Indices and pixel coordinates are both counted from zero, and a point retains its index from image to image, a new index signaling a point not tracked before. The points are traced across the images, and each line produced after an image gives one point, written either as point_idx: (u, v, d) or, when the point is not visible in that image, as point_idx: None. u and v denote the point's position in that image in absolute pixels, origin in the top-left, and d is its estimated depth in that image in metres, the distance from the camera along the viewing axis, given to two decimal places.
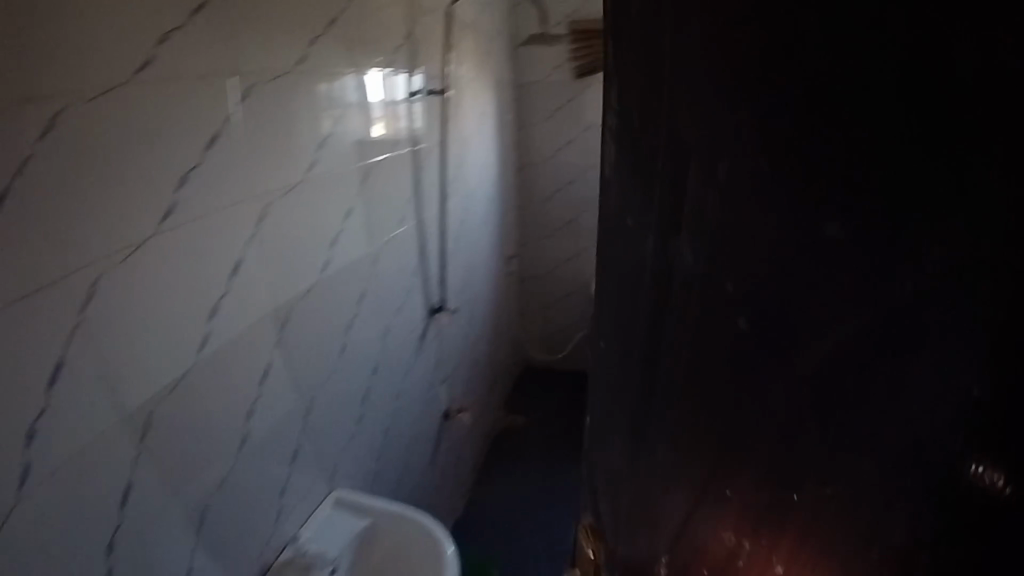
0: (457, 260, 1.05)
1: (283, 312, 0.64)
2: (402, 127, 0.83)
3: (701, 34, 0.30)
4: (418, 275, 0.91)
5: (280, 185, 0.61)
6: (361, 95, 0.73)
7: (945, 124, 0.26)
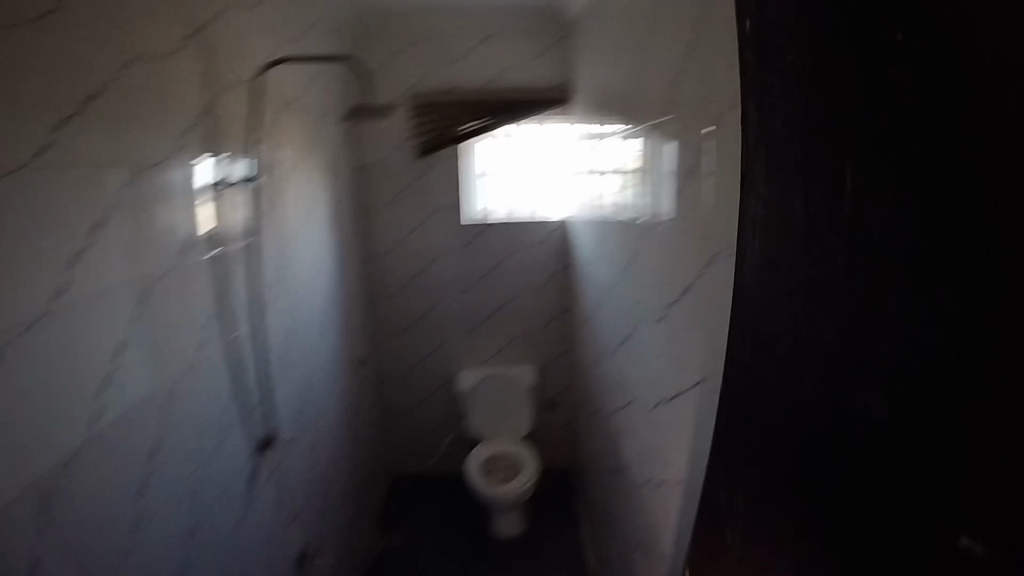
0: (287, 376, 0.90)
1: (48, 487, 0.47)
2: (202, 219, 0.70)
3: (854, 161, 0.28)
4: (235, 403, 0.76)
5: (23, 315, 0.45)
6: (146, 181, 0.60)
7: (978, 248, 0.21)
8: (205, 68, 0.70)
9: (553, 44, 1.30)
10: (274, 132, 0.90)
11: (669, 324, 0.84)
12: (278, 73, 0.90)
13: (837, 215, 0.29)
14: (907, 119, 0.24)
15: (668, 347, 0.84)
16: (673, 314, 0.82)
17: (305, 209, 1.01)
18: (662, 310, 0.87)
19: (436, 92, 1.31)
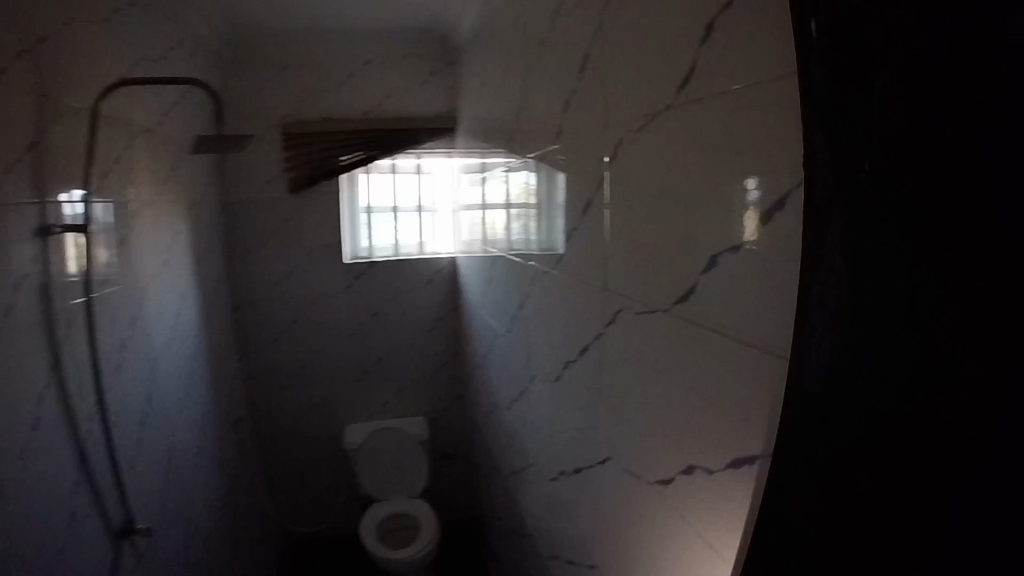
0: (148, 436, 0.80)
1: None
2: (37, 266, 0.59)
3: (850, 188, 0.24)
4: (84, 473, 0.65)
5: None
6: None
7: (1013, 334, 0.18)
8: (39, 88, 0.61)
9: (438, 70, 1.22)
10: (130, 160, 0.80)
11: (571, 385, 0.79)
12: (129, 100, 0.80)
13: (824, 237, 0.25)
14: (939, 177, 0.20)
15: (570, 414, 0.79)
16: (575, 377, 0.78)
17: (165, 247, 0.91)
18: (564, 365, 0.82)
19: (314, 120, 1.20)
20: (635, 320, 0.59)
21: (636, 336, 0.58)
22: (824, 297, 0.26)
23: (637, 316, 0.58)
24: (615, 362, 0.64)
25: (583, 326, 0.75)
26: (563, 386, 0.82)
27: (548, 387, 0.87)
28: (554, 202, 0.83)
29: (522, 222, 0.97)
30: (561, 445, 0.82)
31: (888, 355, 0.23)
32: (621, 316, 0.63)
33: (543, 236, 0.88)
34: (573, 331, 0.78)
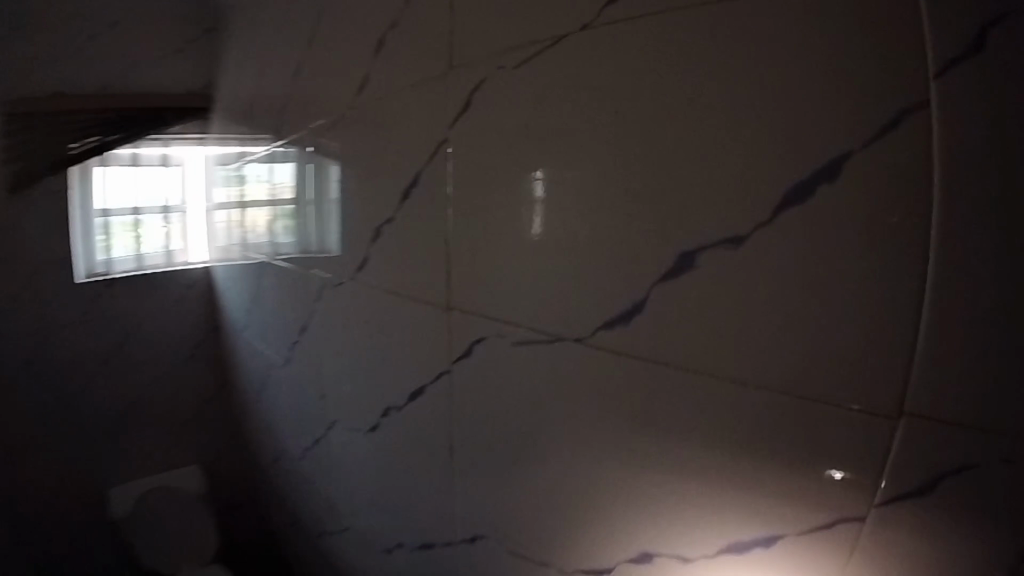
0: None
1: None
2: None
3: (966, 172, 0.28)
4: None
5: None
6: None
7: None
8: None
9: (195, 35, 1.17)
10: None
11: (391, 450, 0.68)
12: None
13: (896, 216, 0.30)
14: None
15: (398, 484, 0.68)
16: (394, 438, 0.67)
17: None
18: (379, 414, 0.69)
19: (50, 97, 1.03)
20: (514, 369, 0.52)
21: (518, 386, 0.51)
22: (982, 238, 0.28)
23: (514, 361, 0.51)
24: (474, 422, 0.56)
25: (397, 371, 0.65)
26: (377, 448, 0.70)
27: (355, 445, 0.74)
28: (326, 202, 0.75)
29: (283, 228, 0.85)
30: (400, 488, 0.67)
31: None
32: (487, 345, 0.53)
33: (314, 242, 0.78)
34: (380, 376, 0.68)
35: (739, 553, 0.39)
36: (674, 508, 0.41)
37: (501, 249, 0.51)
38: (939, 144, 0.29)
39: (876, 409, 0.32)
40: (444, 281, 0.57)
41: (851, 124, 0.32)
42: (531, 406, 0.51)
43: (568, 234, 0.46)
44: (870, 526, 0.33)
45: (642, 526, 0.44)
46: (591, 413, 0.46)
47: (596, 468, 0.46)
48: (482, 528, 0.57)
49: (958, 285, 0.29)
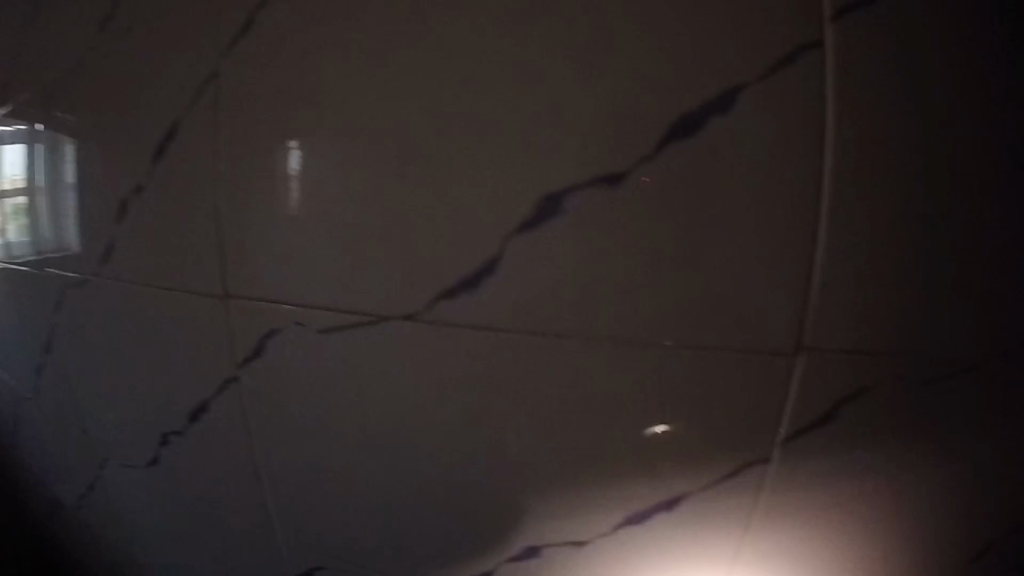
0: None
1: None
2: None
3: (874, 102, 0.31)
4: None
5: None
6: None
7: None
8: None
9: None
10: None
11: (173, 498, 0.55)
12: None
13: (807, 147, 0.31)
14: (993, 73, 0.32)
15: (192, 536, 0.55)
16: (175, 483, 0.54)
17: None
18: (153, 444, 0.53)
19: None
20: (317, 380, 0.43)
21: (326, 397, 0.43)
22: (895, 148, 0.32)
23: (315, 369, 0.42)
24: (277, 448, 0.46)
25: (160, 396, 0.51)
26: (152, 496, 0.57)
27: (123, 499, 0.60)
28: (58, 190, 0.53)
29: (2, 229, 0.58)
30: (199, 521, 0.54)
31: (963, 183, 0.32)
32: (283, 336, 0.42)
33: (44, 245, 0.55)
34: (135, 408, 0.53)
35: (641, 521, 0.38)
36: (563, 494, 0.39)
37: (277, 230, 0.41)
38: (840, 79, 0.31)
39: (769, 344, 0.33)
40: (205, 271, 0.44)
41: (750, 58, 0.31)
42: (347, 417, 0.42)
43: (383, 197, 0.37)
44: (772, 466, 0.35)
45: (525, 525, 0.40)
46: (435, 416, 0.40)
47: (452, 478, 0.41)
48: (319, 563, 0.49)
49: (859, 209, 0.32)
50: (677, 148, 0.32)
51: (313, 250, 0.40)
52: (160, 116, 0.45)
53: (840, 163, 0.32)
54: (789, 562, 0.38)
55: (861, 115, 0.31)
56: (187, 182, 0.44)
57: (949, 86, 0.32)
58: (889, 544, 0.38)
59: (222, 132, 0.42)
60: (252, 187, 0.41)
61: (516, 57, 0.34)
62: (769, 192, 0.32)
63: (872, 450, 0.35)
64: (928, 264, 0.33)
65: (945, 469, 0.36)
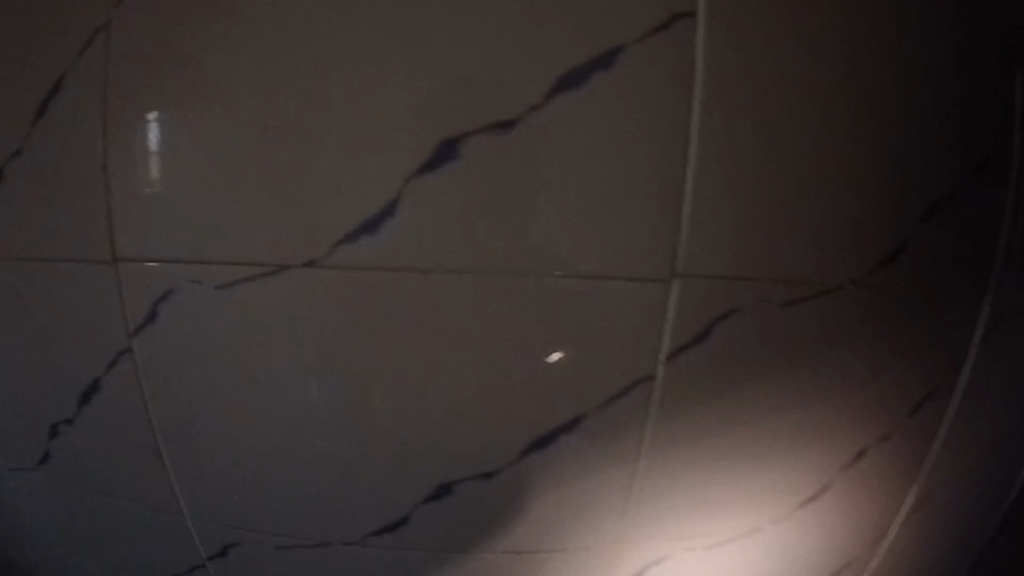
0: None
1: None
2: None
3: (731, 61, 0.40)
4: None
5: None
6: None
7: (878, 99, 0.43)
8: None
9: None
10: None
11: (70, 491, 0.54)
12: None
13: (678, 98, 0.40)
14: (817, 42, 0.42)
15: (94, 526, 0.55)
16: (69, 475, 0.53)
17: None
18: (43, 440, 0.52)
19: None
20: (213, 352, 0.44)
21: (225, 368, 0.44)
22: (749, 97, 0.41)
23: (212, 338, 0.43)
24: (175, 425, 0.47)
25: (42, 385, 0.49)
26: (46, 492, 0.55)
27: (15, 499, 0.58)
28: None
29: None
30: (100, 510, 0.53)
31: (801, 126, 0.42)
32: (185, 294, 0.43)
33: None
34: (14, 402, 0.51)
35: (551, 447, 0.44)
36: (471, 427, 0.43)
37: (171, 200, 0.42)
38: (707, 43, 0.40)
39: (652, 262, 0.41)
40: (88, 244, 0.44)
41: (635, 27, 0.39)
42: (244, 383, 0.44)
43: (287, 156, 0.40)
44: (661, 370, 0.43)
45: (438, 465, 0.45)
46: (347, 365, 0.42)
47: (364, 421, 0.44)
48: (233, 535, 0.51)
49: (724, 146, 0.40)
50: (563, 99, 0.39)
51: (210, 215, 0.41)
52: (36, 82, 0.45)
53: (708, 109, 0.40)
54: (674, 457, 0.46)
55: (721, 72, 0.40)
56: (68, 150, 0.44)
57: (785, 52, 0.41)
58: (752, 430, 0.46)
59: (111, 97, 0.43)
60: (139, 154, 0.42)
61: (427, 24, 0.40)
62: (646, 138, 0.40)
63: (724, 355, 0.43)
64: (776, 190, 0.42)
65: (790, 362, 0.45)
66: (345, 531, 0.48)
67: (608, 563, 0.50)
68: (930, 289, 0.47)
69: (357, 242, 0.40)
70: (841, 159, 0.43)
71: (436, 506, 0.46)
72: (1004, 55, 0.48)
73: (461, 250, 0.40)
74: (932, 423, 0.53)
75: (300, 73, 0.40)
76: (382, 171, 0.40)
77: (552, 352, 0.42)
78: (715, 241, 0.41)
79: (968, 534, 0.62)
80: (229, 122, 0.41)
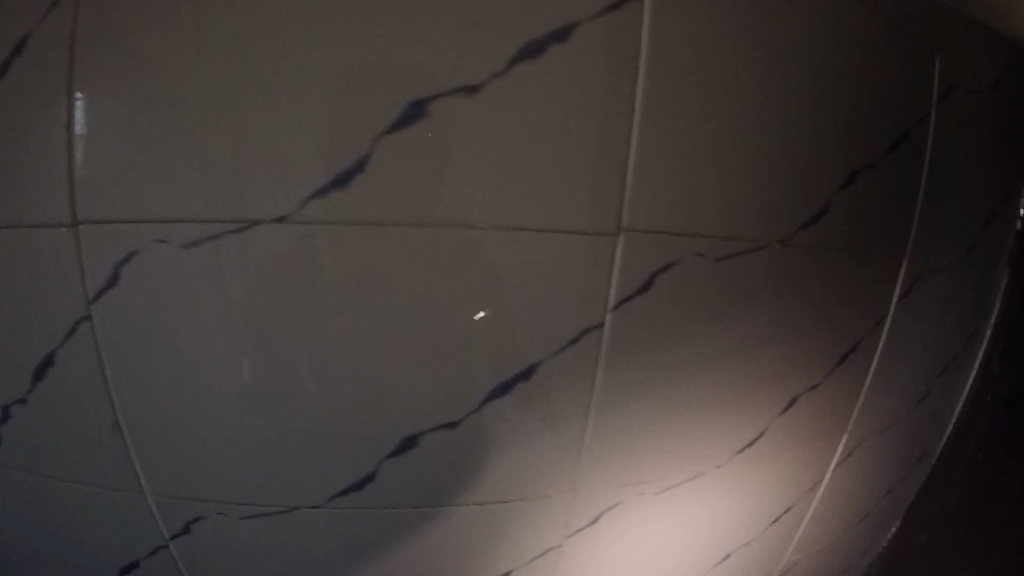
0: None
1: None
2: None
3: (673, 41, 0.45)
4: None
5: None
6: None
7: (792, 74, 0.50)
8: None
9: None
10: None
11: (24, 476, 0.55)
12: None
13: (628, 73, 0.45)
14: (743, 23, 0.48)
15: (51, 510, 0.56)
16: (22, 460, 0.54)
17: None
18: None
19: None
20: (178, 317, 0.46)
21: (188, 335, 0.46)
22: (689, 73, 0.46)
23: (176, 305, 0.45)
24: (137, 394, 0.49)
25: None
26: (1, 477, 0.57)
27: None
28: None
29: None
30: (54, 487, 0.55)
31: (729, 98, 0.48)
32: (151, 255, 0.45)
33: None
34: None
35: (509, 394, 0.49)
36: (430, 382, 0.47)
37: (135, 166, 0.44)
38: (653, 24, 0.45)
39: (606, 222, 0.46)
40: (51, 204, 0.45)
41: (587, 7, 0.44)
42: (208, 348, 0.46)
43: (255, 121, 0.43)
44: (613, 320, 0.48)
45: (401, 421, 0.48)
46: (313, 323, 0.45)
47: (332, 379, 0.47)
48: (197, 510, 0.53)
49: (667, 116, 0.46)
50: (527, 70, 0.44)
51: (177, 176, 0.44)
52: (6, 34, 0.46)
53: (653, 83, 0.45)
54: (624, 403, 0.51)
55: (665, 50, 0.45)
56: (35, 101, 0.45)
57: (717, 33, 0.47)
58: (690, 373, 0.52)
59: (67, 68, 0.44)
60: (104, 116, 0.44)
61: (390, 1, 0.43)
62: (599, 110, 0.44)
63: (660, 301, 0.49)
64: (708, 155, 0.47)
65: (722, 309, 0.51)
66: (317, 485, 0.51)
67: (563, 506, 0.55)
68: (825, 239, 0.54)
69: (325, 197, 0.43)
70: (763, 126, 0.49)
71: (400, 460, 0.50)
72: (878, 30, 0.55)
73: (424, 206, 0.44)
74: (832, 364, 0.59)
75: (266, 45, 0.43)
76: (350, 130, 0.43)
77: (477, 312, 0.46)
78: (660, 203, 0.46)
79: (863, 463, 0.70)
80: (202, 80, 0.43)
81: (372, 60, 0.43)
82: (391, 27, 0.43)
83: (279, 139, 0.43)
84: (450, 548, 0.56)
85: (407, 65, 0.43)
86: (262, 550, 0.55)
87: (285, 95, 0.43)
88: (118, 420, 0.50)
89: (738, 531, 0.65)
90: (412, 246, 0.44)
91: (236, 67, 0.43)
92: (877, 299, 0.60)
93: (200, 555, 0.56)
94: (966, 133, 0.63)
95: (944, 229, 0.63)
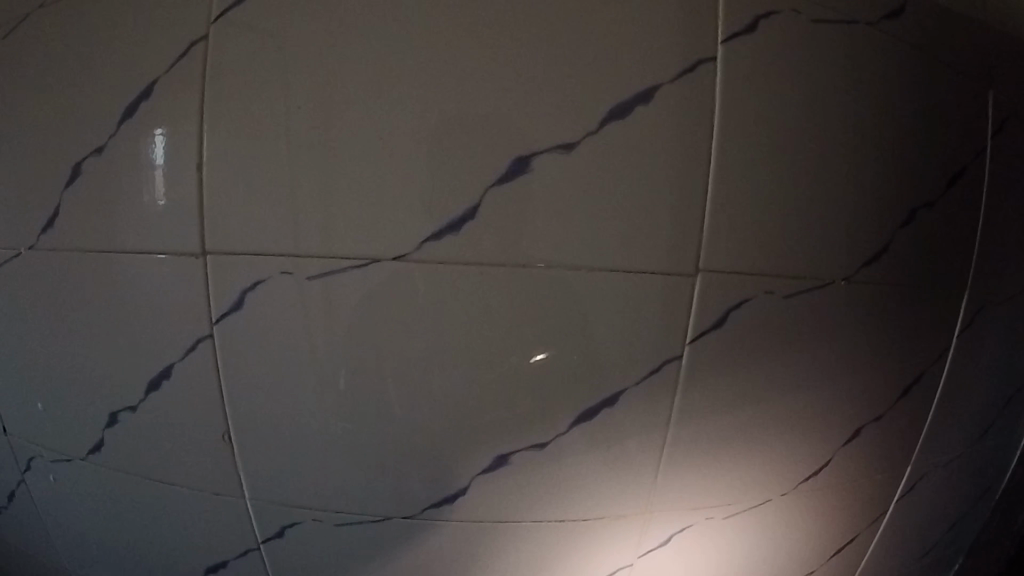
0: None
1: None
2: None
3: (744, 98, 0.49)
4: None
5: None
6: None
7: (857, 126, 0.53)
8: None
9: None
10: None
11: (129, 478, 0.61)
12: None
13: (705, 127, 0.48)
14: (810, 80, 0.51)
15: (155, 508, 0.62)
16: (127, 462, 0.60)
17: None
18: (105, 424, 0.59)
19: None
20: (290, 342, 0.50)
21: (297, 356, 0.51)
22: (760, 127, 0.50)
23: (289, 328, 0.50)
24: (249, 406, 0.53)
25: (107, 376, 0.56)
26: (107, 477, 0.62)
27: (74, 483, 0.65)
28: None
29: None
30: (160, 487, 0.60)
31: (798, 149, 0.51)
32: (269, 287, 0.49)
33: None
34: (78, 388, 0.58)
35: (591, 418, 0.52)
36: (515, 406, 0.51)
37: (253, 207, 0.48)
38: (726, 83, 0.49)
39: (685, 263, 0.49)
40: (178, 236, 0.50)
41: (665, 69, 0.48)
42: (316, 368, 0.51)
43: (363, 170, 0.47)
44: (689, 353, 0.51)
45: (491, 442, 0.52)
46: (413, 351, 0.50)
47: (429, 400, 0.51)
48: (297, 515, 0.58)
49: (741, 167, 0.49)
50: (611, 126, 0.48)
51: (299, 217, 0.48)
52: (131, 84, 0.51)
53: (727, 137, 0.49)
54: (698, 430, 0.54)
55: (737, 107, 0.49)
56: (154, 140, 0.50)
57: (785, 88, 0.51)
58: (761, 403, 0.55)
59: (188, 116, 0.49)
60: (222, 161, 0.49)
61: (484, 64, 0.47)
62: (678, 163, 0.48)
63: (735, 335, 0.52)
64: (779, 201, 0.51)
65: (791, 344, 0.54)
66: (409, 498, 0.55)
67: (638, 524, 0.58)
68: (890, 276, 0.57)
69: (437, 240, 0.48)
70: (831, 174, 0.52)
71: (490, 476, 0.54)
72: (937, 77, 0.58)
73: (518, 248, 0.48)
74: (897, 397, 0.62)
75: (373, 103, 0.47)
76: (456, 176, 0.47)
77: (542, 352, 0.50)
78: (733, 245, 0.50)
79: (927, 494, 0.72)
80: (317, 133, 0.48)
81: (471, 115, 0.47)
82: (489, 83, 0.47)
83: (389, 185, 0.47)
84: (526, 559, 0.59)
85: (505, 117, 0.47)
86: (355, 556, 0.59)
87: (390, 146, 0.47)
88: (227, 430, 0.55)
89: (804, 555, 0.67)
90: (506, 285, 0.48)
91: (352, 119, 0.47)
92: (941, 333, 0.62)
93: (293, 558, 0.61)
94: (1022, 168, 0.65)
95: (1003, 263, 0.65)
